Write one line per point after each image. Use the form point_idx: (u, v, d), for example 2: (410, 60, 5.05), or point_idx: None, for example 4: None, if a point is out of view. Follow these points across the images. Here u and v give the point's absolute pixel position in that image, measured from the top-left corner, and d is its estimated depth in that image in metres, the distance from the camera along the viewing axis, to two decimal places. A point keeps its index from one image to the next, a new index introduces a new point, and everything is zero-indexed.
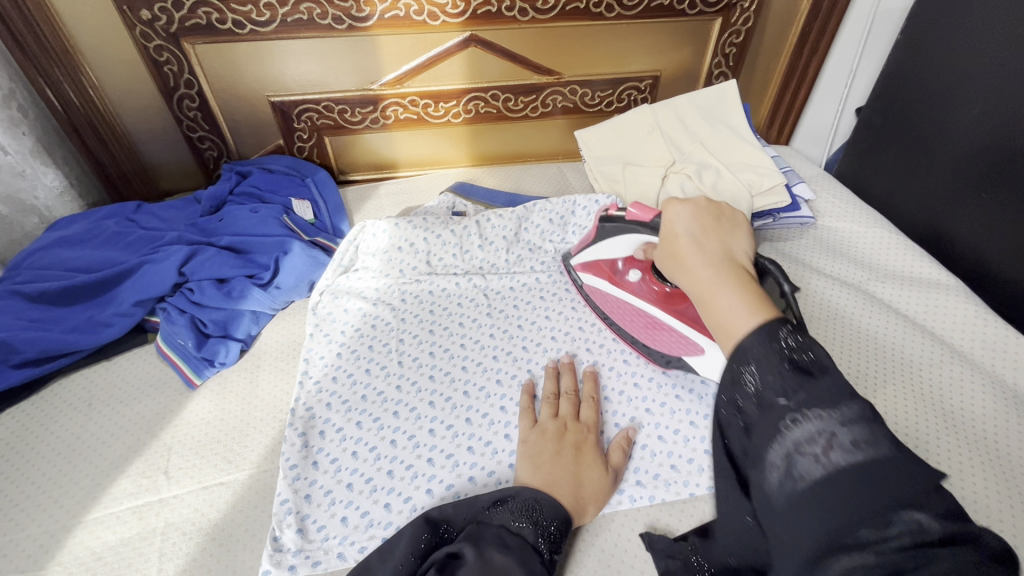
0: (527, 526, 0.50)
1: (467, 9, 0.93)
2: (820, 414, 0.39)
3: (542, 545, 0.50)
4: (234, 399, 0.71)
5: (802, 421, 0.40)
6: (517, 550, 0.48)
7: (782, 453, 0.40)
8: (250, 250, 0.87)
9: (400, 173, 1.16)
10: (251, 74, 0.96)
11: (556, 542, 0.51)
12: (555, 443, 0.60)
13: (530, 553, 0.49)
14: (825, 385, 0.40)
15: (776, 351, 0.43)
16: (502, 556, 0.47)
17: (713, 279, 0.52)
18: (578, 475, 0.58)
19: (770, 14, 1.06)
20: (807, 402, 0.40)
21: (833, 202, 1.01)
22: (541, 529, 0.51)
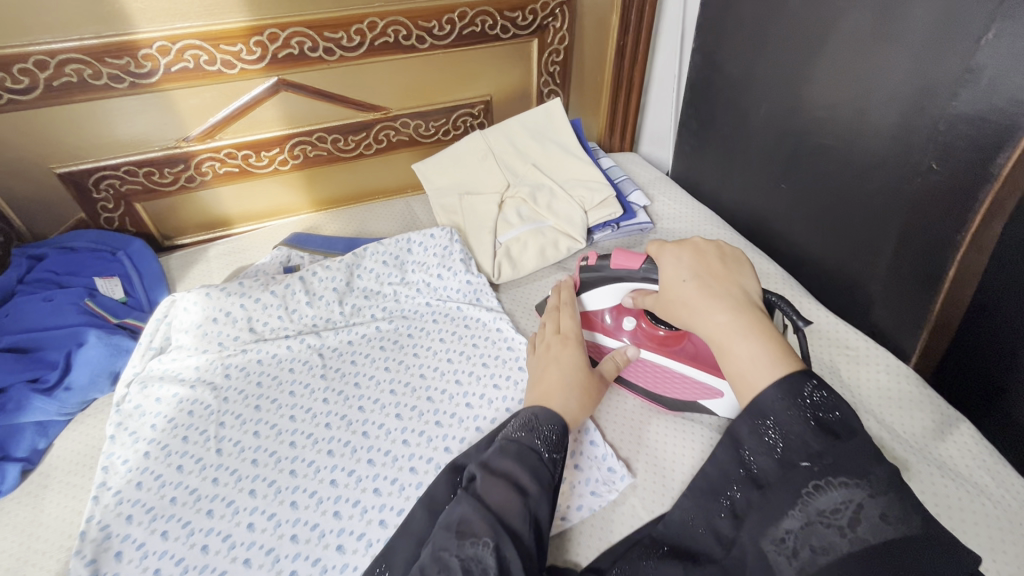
0: (525, 434, 0.55)
1: (266, 55, 0.88)
2: (846, 483, 0.41)
3: (543, 446, 0.54)
4: (9, 534, 0.61)
5: (826, 489, 0.42)
6: (514, 453, 0.53)
7: (801, 521, 0.42)
8: (37, 348, 0.76)
9: (236, 229, 1.08)
10: (25, 147, 0.85)
11: (555, 444, 0.55)
12: (555, 356, 0.66)
13: (531, 456, 0.53)
14: (851, 447, 0.43)
15: (801, 410, 0.45)
16: (503, 461, 0.52)
17: (734, 328, 0.51)
18: (562, 382, 0.63)
19: (585, 30, 1.08)
20: (832, 468, 0.42)
21: (668, 204, 1.04)
22: (542, 432, 0.55)
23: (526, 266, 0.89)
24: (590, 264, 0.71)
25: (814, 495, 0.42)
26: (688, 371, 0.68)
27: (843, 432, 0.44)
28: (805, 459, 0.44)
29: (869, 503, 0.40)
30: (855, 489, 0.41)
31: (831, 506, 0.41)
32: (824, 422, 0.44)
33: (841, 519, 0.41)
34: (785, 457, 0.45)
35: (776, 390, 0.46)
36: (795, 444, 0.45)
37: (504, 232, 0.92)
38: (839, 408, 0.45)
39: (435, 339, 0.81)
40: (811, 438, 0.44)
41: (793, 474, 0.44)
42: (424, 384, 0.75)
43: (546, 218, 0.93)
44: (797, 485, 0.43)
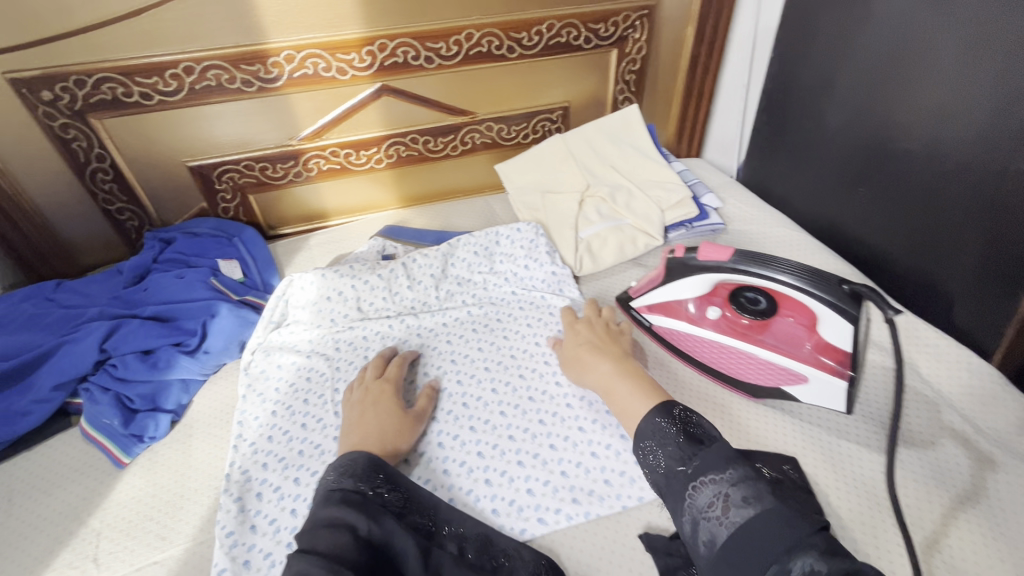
0: (336, 483, 0.56)
1: (374, 63, 0.97)
2: (712, 478, 0.47)
3: (366, 483, 0.56)
4: (166, 473, 0.70)
5: (700, 487, 0.47)
6: (340, 499, 0.54)
7: (691, 522, 0.46)
8: (176, 317, 0.86)
9: (331, 222, 1.18)
10: (165, 143, 0.97)
11: (372, 483, 0.57)
12: (361, 403, 0.70)
13: (356, 496, 0.54)
14: (713, 448, 0.49)
15: (671, 428, 0.53)
16: (326, 509, 0.52)
17: None
18: (378, 424, 0.67)
19: (661, 40, 1.14)
20: (700, 468, 0.48)
21: (739, 207, 1.08)
22: (359, 472, 0.57)
23: (606, 260, 0.95)
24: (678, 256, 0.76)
25: (696, 493, 0.47)
26: (773, 357, 0.72)
27: (707, 439, 0.51)
28: (681, 465, 0.50)
29: (734, 491, 0.45)
30: (721, 482, 0.46)
31: (706, 502, 0.46)
32: (690, 435, 0.52)
33: (715, 512, 0.45)
34: (668, 469, 0.50)
35: (652, 414, 0.55)
36: (674, 456, 0.50)
37: (584, 228, 0.98)
38: (704, 423, 0.53)
39: (523, 323, 0.87)
40: (679, 449, 0.51)
41: (676, 483, 0.49)
42: (516, 363, 0.81)
43: (624, 216, 0.99)
44: (680, 488, 0.48)
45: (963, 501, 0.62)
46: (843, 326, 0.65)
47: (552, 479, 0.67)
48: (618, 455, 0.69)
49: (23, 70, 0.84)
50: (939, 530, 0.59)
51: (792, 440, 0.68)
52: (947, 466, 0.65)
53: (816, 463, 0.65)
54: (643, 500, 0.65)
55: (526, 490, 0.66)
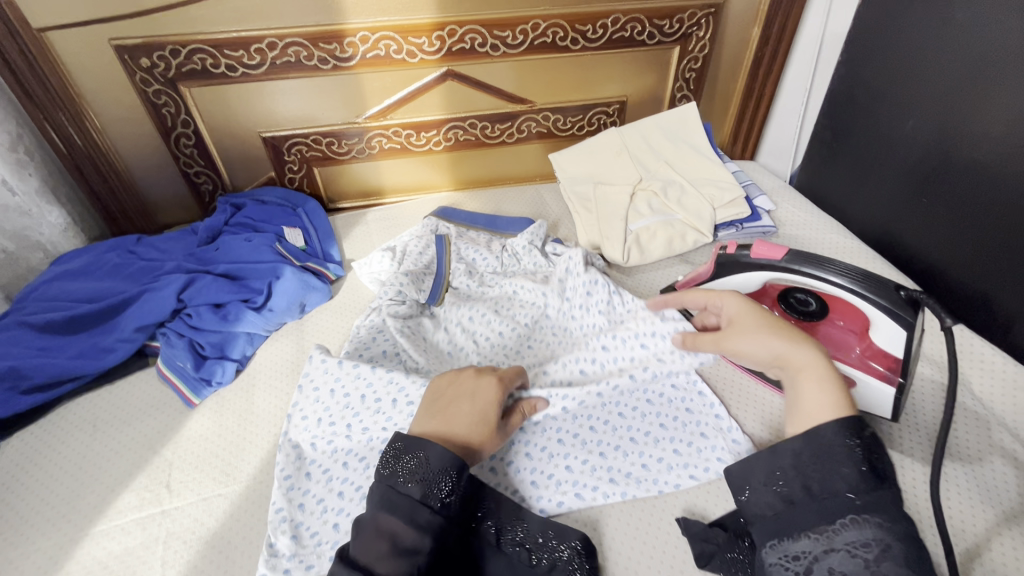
0: (408, 482, 0.51)
1: (443, 47, 1.01)
2: (879, 523, 0.43)
3: (434, 496, 0.51)
4: (231, 416, 0.76)
5: (858, 525, 0.44)
6: (405, 509, 0.50)
7: (824, 549, 0.44)
8: (245, 276, 0.92)
9: (387, 199, 1.23)
10: (243, 113, 1.03)
11: (445, 490, 0.52)
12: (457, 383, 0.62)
13: (424, 510, 0.50)
14: (887, 494, 0.45)
15: (847, 449, 0.48)
16: (391, 519, 0.49)
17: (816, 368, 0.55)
18: (464, 419, 0.59)
19: (726, 39, 1.14)
20: (870, 507, 0.44)
21: (792, 211, 1.07)
22: (431, 482, 0.52)
23: (653, 253, 0.96)
24: (729, 253, 0.76)
25: (844, 525, 0.44)
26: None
27: (889, 480, 0.46)
28: (848, 492, 0.46)
29: (899, 546, 0.42)
30: (886, 531, 0.43)
31: (860, 541, 0.43)
32: (873, 468, 0.46)
33: (866, 556, 0.42)
34: (829, 486, 0.47)
35: (840, 427, 0.49)
36: (845, 479, 0.46)
37: (634, 221, 0.99)
38: (880, 457, 0.47)
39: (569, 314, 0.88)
40: (858, 476, 0.46)
41: (830, 503, 0.46)
42: (563, 350, 0.81)
43: (676, 211, 1.00)
44: (832, 508, 0.45)
45: (1011, 519, 0.61)
46: (895, 331, 0.65)
47: (591, 459, 0.69)
48: (657, 442, 0.70)
49: (126, 38, 0.91)
50: (982, 544, 0.59)
51: None
52: (995, 484, 0.64)
53: None
54: (680, 487, 0.67)
55: (564, 467, 0.68)
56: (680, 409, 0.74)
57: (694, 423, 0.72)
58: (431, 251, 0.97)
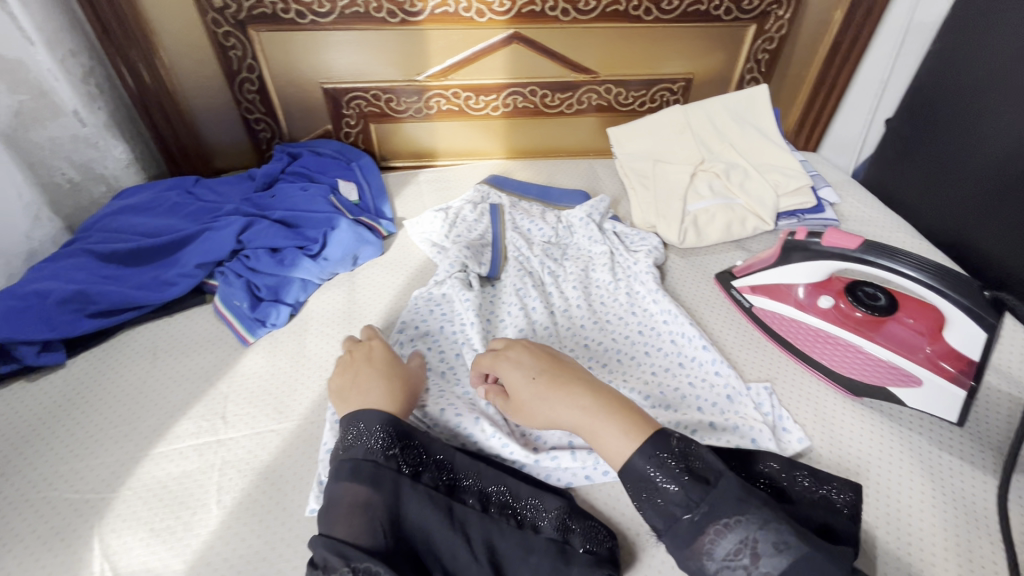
0: (349, 447, 0.55)
1: (513, 8, 0.99)
2: (736, 523, 0.46)
3: (380, 450, 0.54)
4: (284, 356, 0.77)
5: (725, 534, 0.46)
6: (352, 469, 0.53)
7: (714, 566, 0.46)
8: (300, 224, 0.93)
9: (438, 162, 1.22)
10: (306, 62, 1.03)
11: (388, 440, 0.55)
12: (350, 363, 0.65)
13: (368, 464, 0.53)
14: (717, 492, 0.48)
15: (665, 464, 0.50)
16: (343, 484, 0.52)
17: (590, 413, 0.55)
18: (379, 387, 0.61)
19: (805, 20, 1.08)
20: (709, 515, 0.47)
21: (858, 207, 1.03)
22: (370, 441, 0.55)
23: (710, 236, 0.94)
24: (798, 239, 0.74)
25: (716, 542, 0.46)
26: (887, 355, 0.70)
27: (713, 478, 0.49)
28: (685, 512, 0.48)
29: (762, 536, 0.45)
30: (746, 525, 0.46)
31: (735, 546, 0.45)
32: (694, 471, 0.49)
33: (742, 562, 0.45)
34: (667, 512, 0.49)
35: (644, 451, 0.51)
36: (675, 500, 0.48)
37: (693, 202, 0.97)
38: (694, 457, 0.51)
39: (620, 292, 0.87)
40: (684, 492, 0.48)
41: (679, 530, 0.48)
42: (616, 332, 0.81)
43: (737, 196, 0.97)
44: (688, 533, 0.47)
45: None
46: (974, 333, 0.62)
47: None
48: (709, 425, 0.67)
49: None
50: None
51: (888, 447, 0.67)
52: None
53: (912, 469, 0.64)
54: None
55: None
56: (720, 393, 0.71)
57: (733, 410, 0.69)
58: (479, 223, 0.95)
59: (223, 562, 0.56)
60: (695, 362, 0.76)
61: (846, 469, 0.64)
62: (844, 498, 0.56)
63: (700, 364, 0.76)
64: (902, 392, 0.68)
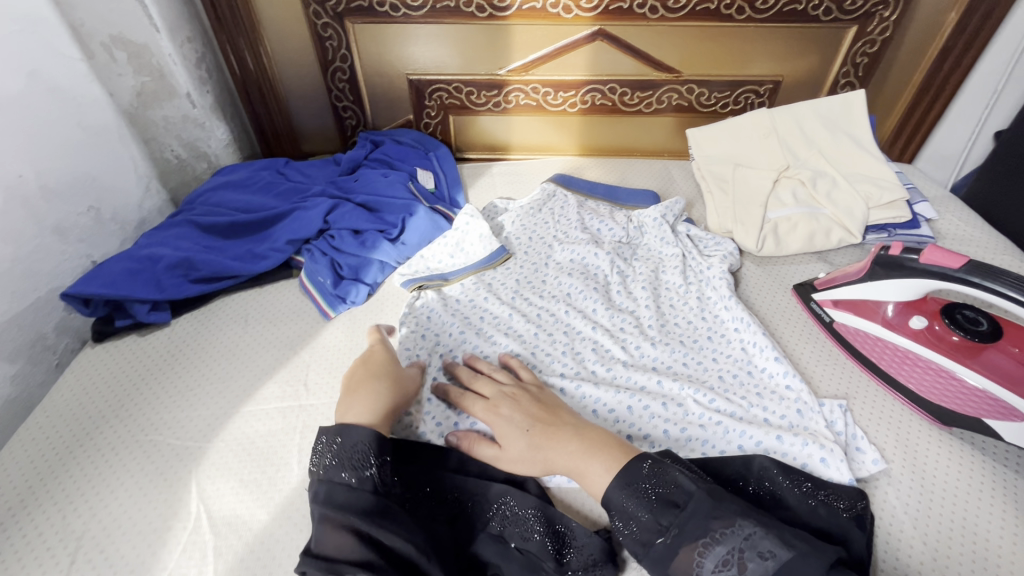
0: (334, 466, 0.53)
1: (601, 5, 0.99)
2: (720, 537, 0.46)
3: (352, 471, 0.53)
4: (361, 334, 0.81)
5: (709, 550, 0.46)
6: (336, 489, 0.51)
7: None
8: (380, 209, 0.98)
9: (511, 155, 1.24)
10: (396, 53, 1.07)
11: (365, 456, 0.54)
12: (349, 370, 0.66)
13: (349, 485, 0.52)
14: (691, 510, 0.48)
15: (640, 490, 0.51)
16: (328, 506, 0.50)
17: (576, 453, 0.56)
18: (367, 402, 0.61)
19: (913, 22, 1.02)
20: (680, 534, 0.47)
21: (957, 224, 0.96)
22: (346, 461, 0.53)
23: (791, 246, 0.91)
24: (892, 254, 0.70)
25: (703, 558, 0.46)
26: (987, 385, 0.65)
27: (683, 501, 0.49)
28: (658, 537, 0.48)
29: (746, 546, 0.45)
30: (729, 538, 0.45)
31: (721, 561, 0.45)
32: (662, 496, 0.50)
33: (731, 572, 0.44)
34: (644, 540, 0.49)
35: (617, 483, 0.52)
36: (648, 524, 0.49)
37: (774, 209, 0.94)
38: (669, 479, 0.51)
39: (691, 296, 0.85)
40: (657, 515, 0.49)
41: (659, 556, 0.48)
42: (685, 335, 0.80)
43: (822, 206, 0.93)
44: (669, 553, 0.47)
45: None
46: None
47: (689, 428, 0.66)
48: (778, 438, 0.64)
49: None
50: None
51: (978, 482, 0.62)
52: None
53: (1005, 507, 0.60)
54: None
55: (663, 431, 0.67)
56: (790, 406, 0.68)
57: (803, 425, 0.66)
58: (467, 229, 0.93)
59: (303, 518, 0.60)
60: (764, 373, 0.73)
61: (928, 498, 0.61)
62: (844, 504, 0.57)
63: (770, 375, 0.73)
64: (998, 425, 0.64)
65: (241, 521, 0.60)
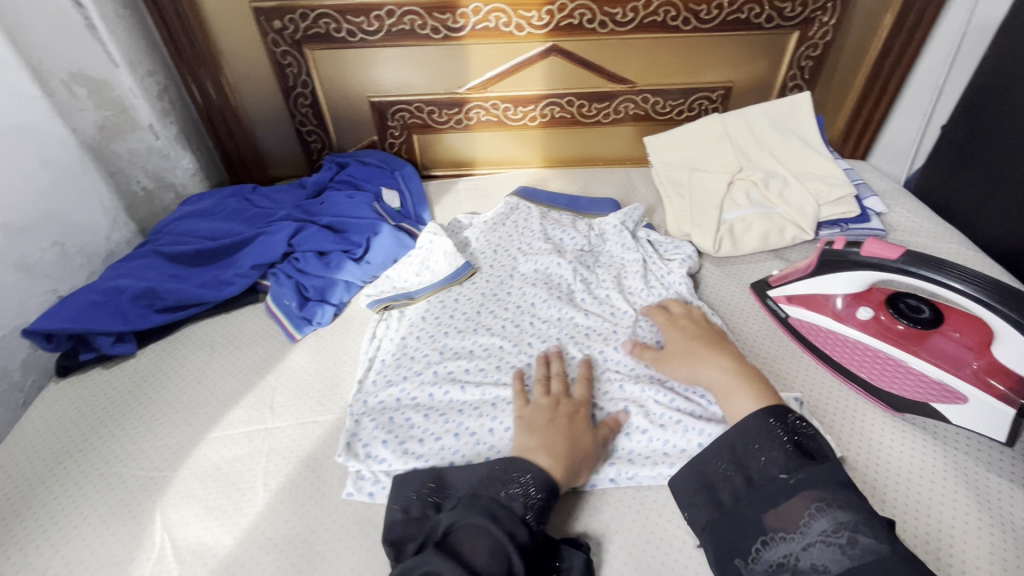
0: (512, 492, 0.55)
1: (551, 22, 1.02)
2: (835, 504, 0.49)
3: (531, 514, 0.54)
4: (327, 354, 0.82)
5: (821, 511, 0.49)
6: (504, 519, 0.53)
7: (805, 542, 0.48)
8: (346, 229, 0.99)
9: (477, 170, 1.26)
10: (358, 77, 1.10)
11: (542, 513, 0.55)
12: (552, 417, 0.65)
13: (519, 522, 0.53)
14: (824, 467, 0.52)
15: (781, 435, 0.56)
16: (483, 521, 0.52)
17: (729, 376, 0.66)
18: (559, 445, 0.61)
19: (852, 25, 1.06)
20: (803, 481, 0.52)
21: (907, 217, 0.99)
22: (530, 502, 0.55)
23: (746, 245, 0.93)
24: (836, 249, 0.73)
25: (813, 517, 0.49)
26: (933, 372, 0.68)
27: (818, 456, 0.54)
28: (783, 474, 0.53)
29: (861, 523, 0.47)
30: (846, 509, 0.48)
31: (829, 526, 0.48)
32: (799, 448, 0.55)
33: (838, 538, 0.47)
34: (768, 480, 0.53)
35: (762, 415, 0.58)
36: (776, 463, 0.54)
37: (730, 211, 0.96)
38: (812, 439, 0.56)
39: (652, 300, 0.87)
40: (786, 458, 0.54)
41: (772, 493, 0.52)
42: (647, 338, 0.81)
43: (775, 205, 0.96)
44: (777, 494, 0.52)
45: None
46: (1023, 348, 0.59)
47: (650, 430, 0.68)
48: None
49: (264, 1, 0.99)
50: None
51: (927, 465, 0.64)
52: None
53: (955, 488, 0.62)
54: None
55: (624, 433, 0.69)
56: None
57: None
58: (431, 248, 0.95)
59: (268, 541, 0.60)
60: None
61: (881, 484, 0.62)
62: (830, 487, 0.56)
63: None
64: (944, 408, 0.66)
65: (206, 548, 0.60)
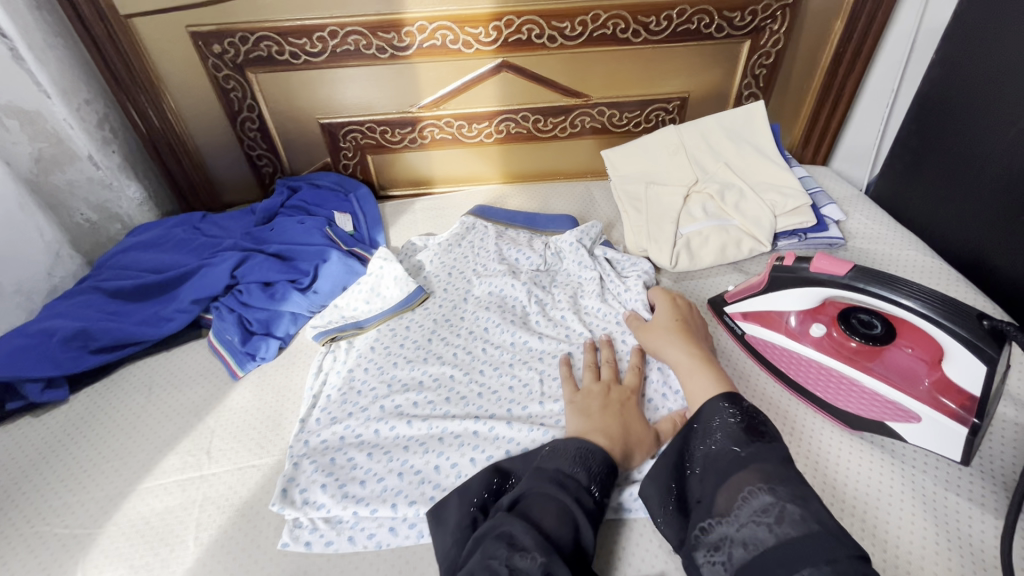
0: (577, 467, 0.55)
1: (499, 38, 1.00)
2: (772, 487, 0.48)
3: (596, 484, 0.54)
4: (270, 391, 0.79)
5: (756, 492, 0.48)
6: (573, 491, 0.53)
7: (739, 522, 0.47)
8: (295, 257, 0.96)
9: (436, 189, 1.24)
10: (306, 99, 1.07)
11: (605, 487, 0.55)
12: (600, 402, 0.66)
13: (585, 492, 0.53)
14: (771, 446, 0.52)
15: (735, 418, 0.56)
16: (552, 499, 0.51)
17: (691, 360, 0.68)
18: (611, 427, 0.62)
19: (803, 32, 1.05)
20: (752, 455, 0.51)
21: (866, 223, 0.98)
22: (594, 469, 0.55)
23: (703, 259, 0.91)
24: (786, 265, 0.71)
25: (748, 497, 0.48)
26: (885, 390, 0.65)
27: (769, 436, 0.53)
28: (734, 448, 0.53)
29: (792, 506, 0.46)
30: (780, 492, 0.47)
31: (762, 506, 0.47)
32: (753, 428, 0.54)
33: (767, 518, 0.46)
34: (717, 454, 0.54)
35: (721, 397, 0.59)
36: (730, 439, 0.54)
37: (686, 224, 0.94)
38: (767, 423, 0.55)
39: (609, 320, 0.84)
40: (739, 435, 0.54)
41: (722, 468, 0.52)
42: None
43: (731, 217, 0.95)
44: (728, 466, 0.52)
45: None
46: (974, 366, 0.57)
47: None
48: None
49: (200, 25, 0.97)
50: None
51: (884, 485, 0.62)
52: None
53: (913, 510, 0.59)
54: None
55: None
56: None
57: None
58: (381, 273, 0.91)
59: None
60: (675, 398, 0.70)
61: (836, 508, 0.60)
62: None
63: None
64: (898, 427, 0.64)
65: None
